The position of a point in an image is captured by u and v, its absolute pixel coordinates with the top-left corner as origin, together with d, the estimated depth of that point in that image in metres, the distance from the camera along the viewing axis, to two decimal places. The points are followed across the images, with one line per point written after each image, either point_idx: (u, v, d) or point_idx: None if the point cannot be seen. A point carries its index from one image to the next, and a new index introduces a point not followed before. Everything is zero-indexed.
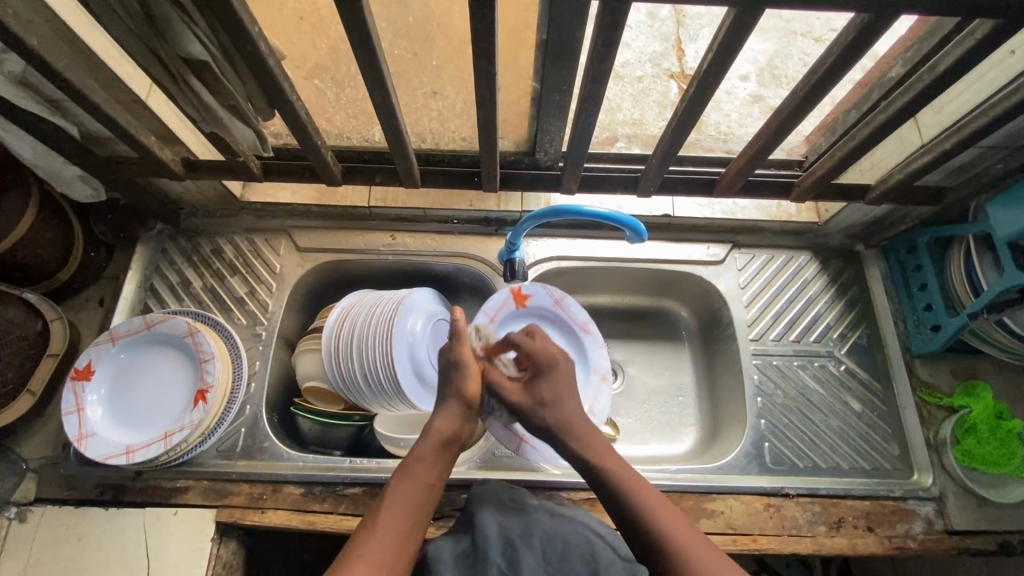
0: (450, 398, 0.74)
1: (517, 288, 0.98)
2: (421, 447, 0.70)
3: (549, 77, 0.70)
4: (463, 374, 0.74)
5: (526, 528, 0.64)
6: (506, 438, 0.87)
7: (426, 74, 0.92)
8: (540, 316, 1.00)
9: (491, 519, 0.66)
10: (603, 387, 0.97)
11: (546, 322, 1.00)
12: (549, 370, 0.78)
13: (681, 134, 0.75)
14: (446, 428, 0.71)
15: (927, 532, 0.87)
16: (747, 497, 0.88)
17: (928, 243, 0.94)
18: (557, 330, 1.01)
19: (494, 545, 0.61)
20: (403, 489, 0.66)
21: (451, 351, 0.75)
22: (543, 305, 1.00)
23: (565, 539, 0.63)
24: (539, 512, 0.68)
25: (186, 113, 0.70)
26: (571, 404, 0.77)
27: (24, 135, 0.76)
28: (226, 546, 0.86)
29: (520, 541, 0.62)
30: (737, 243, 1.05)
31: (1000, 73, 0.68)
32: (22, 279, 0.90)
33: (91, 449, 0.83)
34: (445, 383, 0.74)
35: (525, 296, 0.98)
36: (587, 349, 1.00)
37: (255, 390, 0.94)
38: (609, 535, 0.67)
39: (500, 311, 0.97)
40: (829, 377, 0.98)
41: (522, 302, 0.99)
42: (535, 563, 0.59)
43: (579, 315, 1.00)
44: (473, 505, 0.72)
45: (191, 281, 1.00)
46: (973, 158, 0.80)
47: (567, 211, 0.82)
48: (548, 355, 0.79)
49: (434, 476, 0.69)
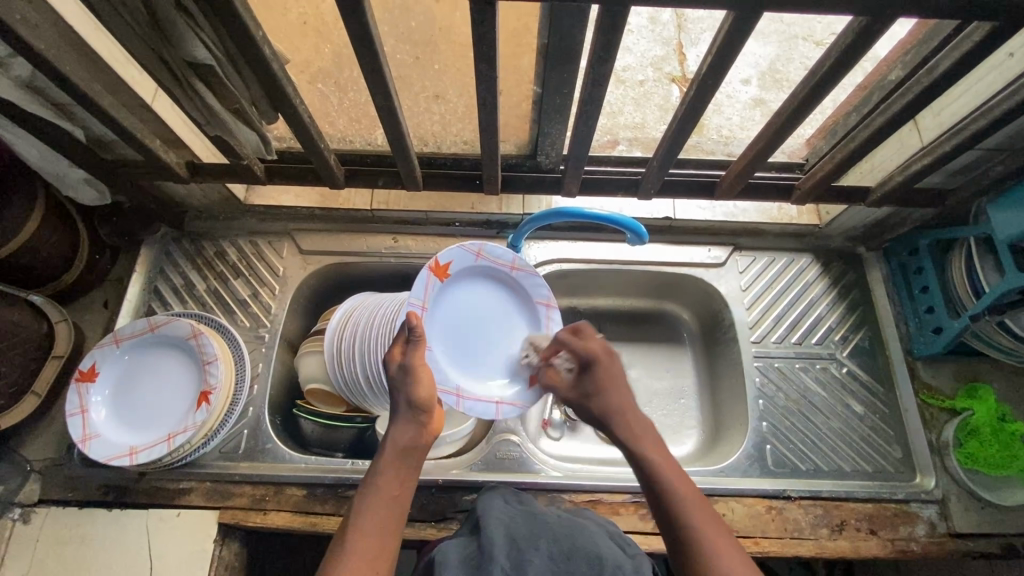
0: (402, 405, 0.69)
1: (434, 263, 0.78)
2: (381, 458, 0.66)
3: (550, 81, 0.71)
4: (415, 380, 0.69)
5: (533, 531, 0.63)
6: (483, 411, 0.78)
7: (427, 76, 0.93)
8: (464, 275, 0.82)
9: (497, 522, 0.65)
10: (554, 315, 0.85)
11: (476, 279, 0.83)
12: (593, 365, 0.75)
13: (682, 135, 0.75)
14: (403, 436, 0.68)
15: (930, 535, 0.87)
16: (748, 499, 0.88)
17: (929, 246, 0.94)
18: (488, 282, 0.84)
19: (499, 546, 0.60)
20: (371, 502, 0.63)
21: (407, 355, 0.69)
22: (464, 264, 0.81)
23: (573, 542, 0.62)
24: (547, 516, 0.67)
25: (191, 117, 0.71)
26: (622, 393, 0.74)
27: (31, 139, 0.77)
28: (228, 548, 0.86)
29: (526, 543, 0.61)
30: (739, 245, 1.05)
31: (999, 76, 0.68)
32: (27, 282, 0.90)
33: (94, 451, 0.83)
34: (397, 388, 0.69)
35: (444, 265, 0.80)
36: (523, 285, 0.85)
37: (258, 392, 0.94)
38: (617, 538, 0.66)
39: (425, 295, 0.78)
40: (831, 380, 0.98)
41: (444, 273, 0.80)
42: (542, 563, 0.58)
43: (505, 257, 0.83)
44: (477, 511, 0.71)
45: (194, 283, 1.01)
46: (973, 160, 0.80)
47: (567, 213, 0.83)
48: (596, 350, 0.75)
49: (400, 485, 0.65)
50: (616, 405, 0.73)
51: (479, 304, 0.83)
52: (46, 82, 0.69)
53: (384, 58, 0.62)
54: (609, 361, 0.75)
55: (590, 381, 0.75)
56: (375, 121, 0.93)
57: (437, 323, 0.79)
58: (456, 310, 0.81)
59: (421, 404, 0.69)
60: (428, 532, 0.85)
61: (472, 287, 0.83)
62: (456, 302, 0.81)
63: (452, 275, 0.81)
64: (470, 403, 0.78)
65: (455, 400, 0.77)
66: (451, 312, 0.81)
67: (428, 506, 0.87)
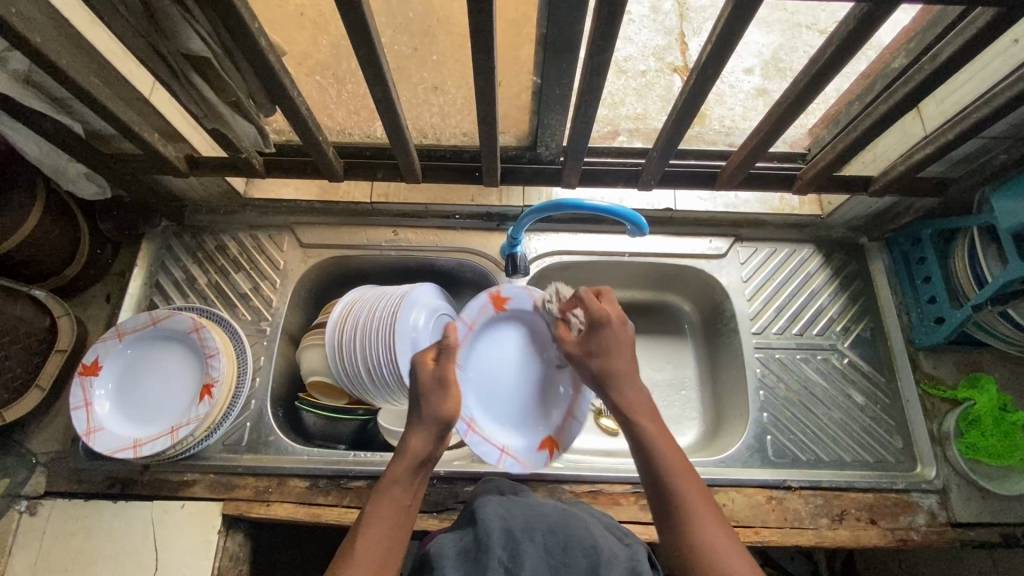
0: (427, 416, 0.72)
1: (498, 291, 0.86)
2: (397, 468, 0.68)
3: (550, 72, 0.70)
4: (446, 394, 0.72)
5: (530, 521, 0.63)
6: (487, 452, 0.82)
7: (425, 70, 0.87)
8: (520, 316, 0.89)
9: (494, 510, 0.64)
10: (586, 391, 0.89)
11: (529, 324, 0.90)
12: (603, 328, 0.78)
13: (682, 124, 0.75)
14: (419, 447, 0.70)
15: (931, 524, 0.87)
16: (749, 489, 0.88)
17: (932, 236, 0.94)
18: (539, 330, 0.90)
19: (496, 536, 0.60)
20: (383, 512, 0.65)
21: (437, 370, 0.73)
22: (524, 306, 0.88)
23: (568, 534, 0.62)
24: (544, 506, 0.67)
25: (188, 109, 0.70)
26: (621, 360, 0.77)
27: (30, 134, 0.77)
28: (232, 539, 0.87)
29: (523, 535, 0.61)
30: (740, 236, 1.05)
31: (1004, 62, 0.67)
32: (29, 275, 0.91)
33: (99, 444, 0.84)
34: (426, 399, 0.72)
35: (504, 298, 0.87)
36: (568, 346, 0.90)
37: (260, 384, 0.95)
38: (612, 528, 0.67)
39: (478, 318, 0.86)
40: (832, 370, 0.97)
41: (502, 305, 0.87)
42: (538, 556, 0.58)
43: None
44: (475, 501, 0.70)
45: (196, 277, 1.01)
46: (977, 149, 0.79)
47: (567, 205, 0.82)
48: (610, 313, 0.78)
49: (410, 497, 0.67)
50: (619, 369, 0.76)
51: (516, 350, 0.89)
52: (43, 76, 0.69)
53: (380, 48, 0.62)
54: (620, 326, 0.78)
55: (598, 342, 0.78)
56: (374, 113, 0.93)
57: (475, 354, 0.86)
58: (494, 349, 0.88)
59: (447, 419, 0.71)
60: (428, 522, 0.86)
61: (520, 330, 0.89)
62: (499, 341, 0.88)
63: (508, 312, 0.88)
64: (476, 439, 0.82)
65: (467, 428, 0.81)
66: (493, 347, 0.88)
67: (429, 498, 0.87)
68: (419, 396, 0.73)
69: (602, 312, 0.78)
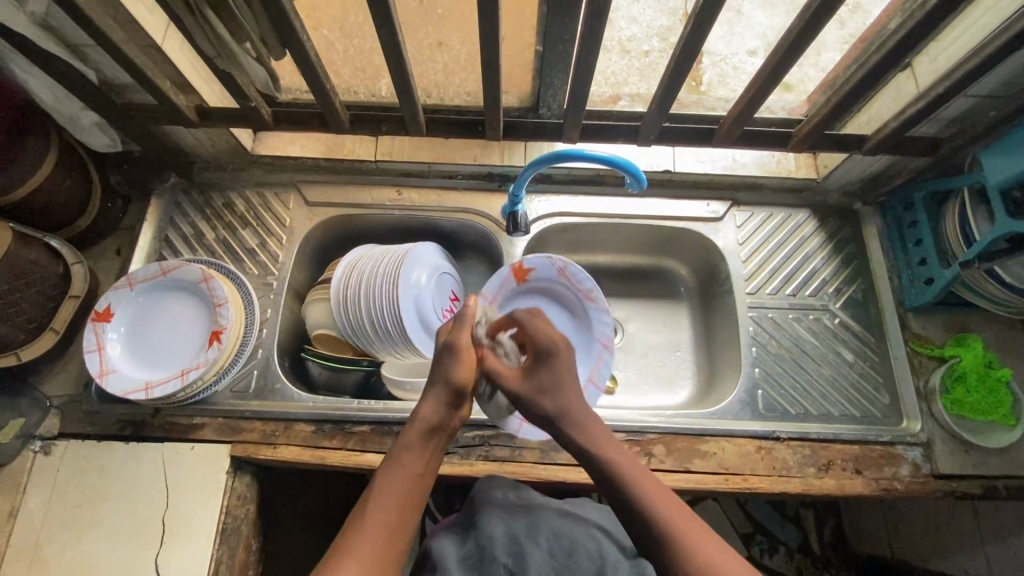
0: (438, 381, 0.73)
1: (520, 264, 0.97)
2: (409, 433, 0.69)
3: (552, 25, 0.72)
4: (459, 360, 0.73)
5: (532, 526, 0.71)
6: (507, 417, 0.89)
7: (432, 23, 0.90)
8: (544, 285, 1.00)
9: (497, 519, 0.72)
10: (607, 355, 0.98)
11: (553, 293, 1.01)
12: (546, 357, 0.74)
13: (679, 75, 0.78)
14: (431, 415, 0.71)
15: (914, 475, 0.90)
16: (738, 440, 0.91)
17: (924, 199, 0.96)
18: (562, 298, 1.01)
19: (499, 551, 0.68)
20: (394, 481, 0.65)
21: (455, 333, 0.75)
22: (546, 276, 0.99)
23: (570, 538, 0.70)
24: (545, 513, 0.74)
25: (200, 52, 0.73)
26: (570, 392, 0.73)
27: (44, 76, 0.80)
28: (240, 480, 0.90)
29: (527, 540, 0.70)
30: (737, 200, 1.07)
31: (993, 16, 0.69)
32: (44, 224, 0.93)
33: (112, 385, 0.87)
34: (438, 365, 0.74)
35: (528, 269, 0.98)
36: (591, 316, 1.00)
37: (267, 335, 0.98)
38: (611, 528, 0.74)
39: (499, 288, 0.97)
40: (823, 329, 1.00)
41: (524, 275, 0.98)
42: (542, 561, 0.68)
43: (585, 283, 0.98)
44: (478, 502, 0.77)
45: (204, 232, 1.03)
46: (968, 109, 0.81)
47: (567, 155, 0.86)
48: (557, 340, 0.75)
49: (423, 463, 0.68)
50: (570, 406, 0.72)
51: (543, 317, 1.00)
52: (60, 17, 0.72)
53: None
54: (565, 356, 0.75)
55: (541, 374, 0.74)
56: (379, 71, 0.94)
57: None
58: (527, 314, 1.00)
59: (458, 387, 0.73)
60: None
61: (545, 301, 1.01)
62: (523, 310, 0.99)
63: (529, 282, 0.99)
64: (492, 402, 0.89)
65: None
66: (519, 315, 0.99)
67: None
68: (433, 362, 0.75)
69: (548, 339, 0.75)
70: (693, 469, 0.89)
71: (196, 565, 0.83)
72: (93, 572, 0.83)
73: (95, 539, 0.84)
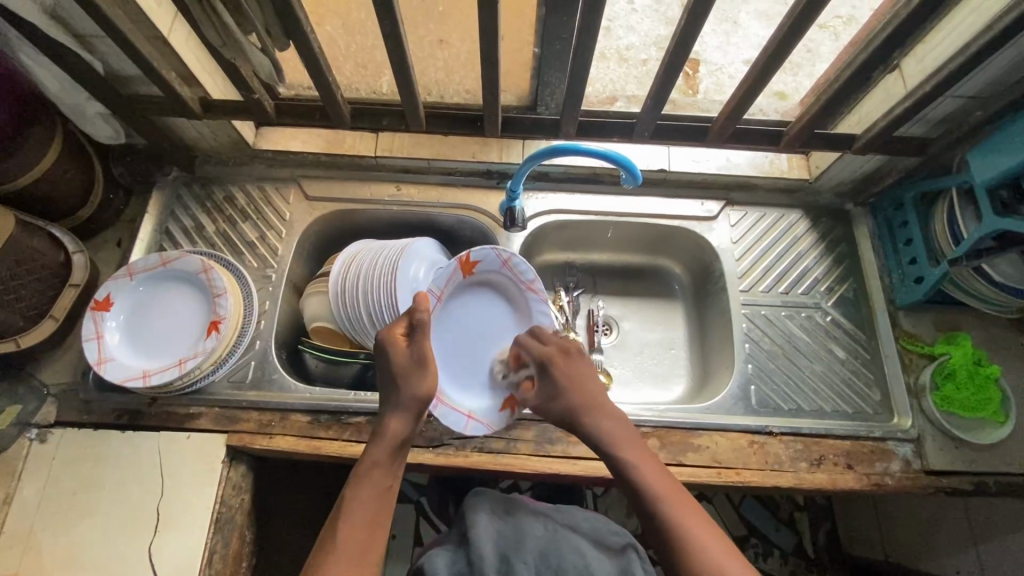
0: (402, 396, 0.71)
1: (465, 256, 0.89)
2: (376, 452, 0.67)
3: (551, 22, 0.74)
4: (424, 370, 0.71)
5: (521, 540, 0.68)
6: (455, 420, 0.87)
7: (432, 21, 0.91)
8: (488, 276, 0.93)
9: (487, 533, 0.69)
10: None
11: (495, 283, 0.94)
12: (545, 367, 0.77)
13: (673, 73, 0.80)
14: (400, 430, 0.69)
15: (904, 471, 0.91)
16: (732, 434, 0.92)
17: (914, 200, 0.97)
18: (505, 290, 0.94)
19: (491, 562, 0.65)
20: (363, 498, 0.64)
21: (414, 345, 0.72)
22: (490, 266, 0.92)
23: (559, 550, 0.67)
24: (534, 523, 0.71)
25: (207, 41, 0.74)
26: (576, 390, 0.74)
27: (50, 66, 0.81)
28: (235, 470, 0.90)
29: (515, 554, 0.66)
30: (731, 200, 1.09)
31: (977, 18, 0.72)
32: (47, 212, 0.94)
33: (110, 373, 0.87)
34: (404, 379, 0.71)
35: (472, 262, 0.90)
36: (533, 307, 0.95)
37: (265, 327, 0.98)
38: (601, 534, 0.71)
39: (445, 284, 0.88)
40: (816, 326, 1.01)
41: (470, 268, 0.90)
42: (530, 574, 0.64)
43: (528, 275, 0.92)
44: (467, 512, 0.74)
45: (204, 225, 1.04)
46: (955, 110, 0.83)
47: (565, 149, 0.86)
48: (549, 351, 0.78)
49: (391, 479, 0.67)
50: (576, 404, 0.73)
51: (483, 311, 0.93)
52: (69, 7, 0.73)
53: None
54: (563, 364, 0.77)
55: (548, 386, 0.77)
56: (381, 68, 0.96)
57: (442, 321, 0.90)
58: (468, 307, 0.92)
59: (426, 398, 0.70)
60: (424, 456, 0.89)
61: (487, 291, 0.94)
62: (467, 303, 0.93)
63: (473, 274, 0.92)
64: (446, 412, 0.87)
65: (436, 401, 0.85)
66: (461, 309, 0.92)
67: (427, 434, 0.91)
68: (398, 374, 0.71)
69: (544, 353, 0.79)
70: (686, 462, 0.89)
71: (190, 552, 0.83)
72: (86, 560, 0.83)
73: (89, 527, 0.84)
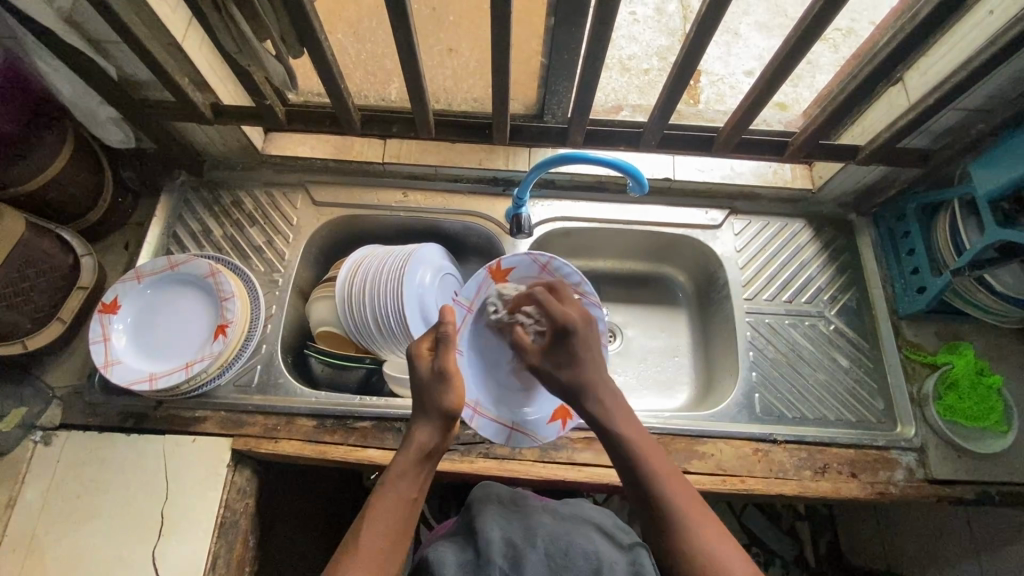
0: (428, 408, 0.70)
1: (497, 264, 0.89)
2: (400, 461, 0.66)
3: (559, 34, 0.75)
4: (447, 385, 0.70)
5: (530, 530, 0.65)
6: (494, 432, 0.88)
7: (442, 31, 0.95)
8: (525, 283, 0.93)
9: (494, 523, 0.67)
10: None
11: None
12: (566, 333, 0.74)
13: (679, 85, 0.81)
14: (425, 439, 0.68)
15: (909, 480, 0.91)
16: (736, 441, 0.93)
17: (916, 210, 0.98)
18: None
19: (497, 550, 0.62)
20: (387, 505, 0.63)
21: (437, 358, 0.71)
22: (527, 273, 0.91)
23: (569, 541, 0.63)
24: (541, 517, 0.69)
25: (222, 48, 0.76)
26: (590, 368, 0.73)
27: (64, 71, 0.82)
28: (240, 474, 0.90)
29: (523, 542, 0.63)
30: (735, 209, 1.10)
31: (979, 33, 0.73)
32: (56, 215, 0.94)
33: (116, 375, 0.88)
34: (428, 394, 0.70)
35: (505, 270, 0.90)
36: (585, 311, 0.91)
37: (271, 331, 0.99)
38: (611, 529, 0.68)
39: (476, 295, 0.89)
40: (819, 335, 1.02)
41: (503, 276, 0.91)
42: (538, 562, 0.61)
43: (571, 277, 0.91)
44: (473, 506, 0.72)
45: (212, 229, 1.05)
46: (958, 122, 0.85)
47: (573, 158, 0.88)
48: (574, 319, 0.74)
49: (416, 490, 0.66)
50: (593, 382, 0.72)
51: None
52: (84, 13, 0.74)
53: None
54: (584, 331, 0.74)
55: (561, 349, 0.74)
56: (390, 76, 0.97)
57: (477, 331, 0.91)
58: None
59: (453, 411, 0.70)
60: None
61: None
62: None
63: (511, 283, 0.92)
64: (485, 422, 0.88)
65: (473, 412, 0.87)
66: None
67: None
68: (421, 391, 0.71)
69: (567, 316, 0.74)
70: (691, 470, 0.90)
71: (194, 557, 0.83)
72: (88, 563, 0.82)
73: (92, 530, 0.84)
